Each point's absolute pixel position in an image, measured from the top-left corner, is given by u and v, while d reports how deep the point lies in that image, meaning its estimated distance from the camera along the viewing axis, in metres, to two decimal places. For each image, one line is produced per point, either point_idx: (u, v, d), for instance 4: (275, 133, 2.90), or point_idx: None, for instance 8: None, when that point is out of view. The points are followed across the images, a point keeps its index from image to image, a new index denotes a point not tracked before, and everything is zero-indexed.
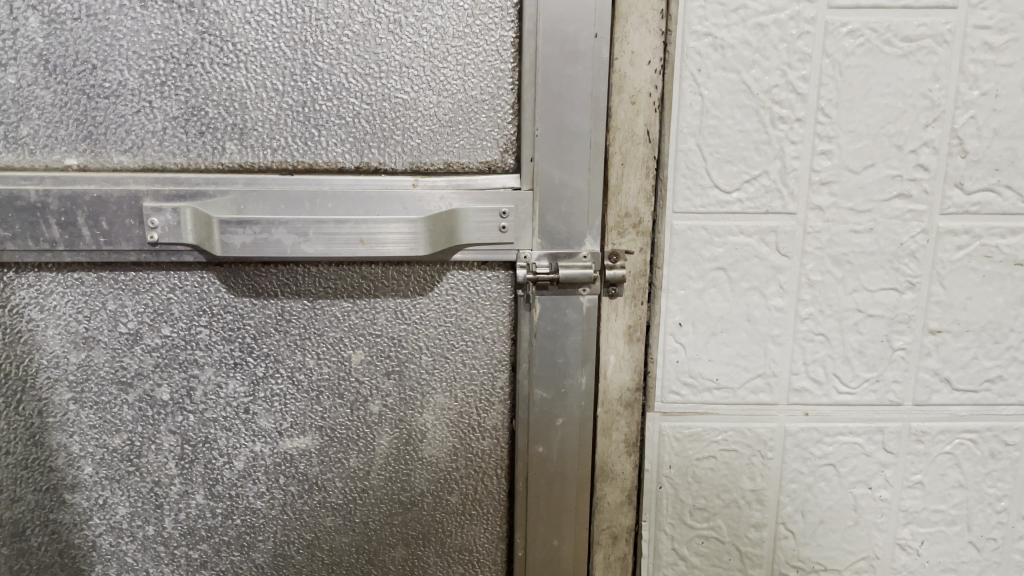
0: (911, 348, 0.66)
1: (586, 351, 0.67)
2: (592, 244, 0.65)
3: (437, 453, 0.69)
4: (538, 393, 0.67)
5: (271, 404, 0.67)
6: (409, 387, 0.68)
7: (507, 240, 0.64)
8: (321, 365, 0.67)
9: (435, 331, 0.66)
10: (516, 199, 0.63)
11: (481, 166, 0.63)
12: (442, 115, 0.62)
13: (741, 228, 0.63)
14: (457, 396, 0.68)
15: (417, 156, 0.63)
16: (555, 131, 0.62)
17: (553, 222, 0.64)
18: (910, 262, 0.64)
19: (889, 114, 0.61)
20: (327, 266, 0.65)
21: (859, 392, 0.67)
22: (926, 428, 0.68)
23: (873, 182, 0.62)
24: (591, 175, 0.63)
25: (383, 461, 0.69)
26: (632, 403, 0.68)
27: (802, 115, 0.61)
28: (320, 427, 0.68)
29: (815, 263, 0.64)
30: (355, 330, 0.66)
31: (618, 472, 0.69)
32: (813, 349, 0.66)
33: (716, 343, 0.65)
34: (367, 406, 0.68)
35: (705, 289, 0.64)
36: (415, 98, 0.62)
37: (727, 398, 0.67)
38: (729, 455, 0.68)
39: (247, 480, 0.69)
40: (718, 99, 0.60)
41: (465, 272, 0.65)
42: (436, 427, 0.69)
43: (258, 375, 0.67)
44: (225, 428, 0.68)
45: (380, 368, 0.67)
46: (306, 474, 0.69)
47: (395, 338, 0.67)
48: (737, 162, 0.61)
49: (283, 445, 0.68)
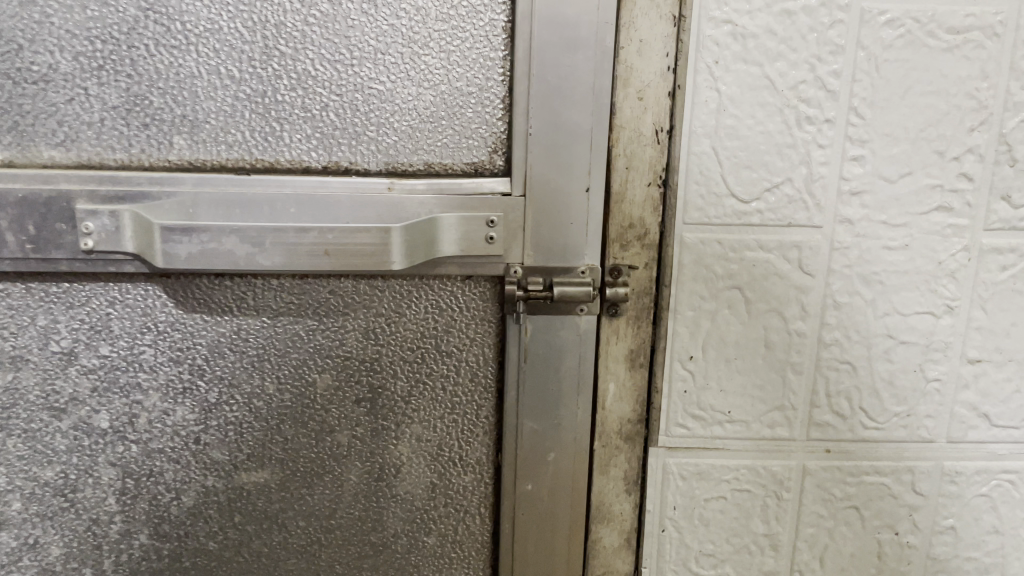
0: (946, 379, 0.59)
1: (584, 380, 0.59)
2: (591, 258, 0.57)
3: (413, 489, 0.62)
4: (529, 425, 0.59)
5: (224, 433, 0.59)
6: (381, 416, 0.60)
7: (495, 252, 0.56)
8: (282, 390, 0.59)
9: (412, 353, 0.59)
10: (507, 205, 0.55)
11: (467, 167, 0.56)
12: (422, 109, 0.54)
13: (760, 242, 0.56)
14: (436, 426, 0.60)
15: (393, 155, 0.55)
16: (551, 129, 0.54)
17: (548, 232, 0.56)
18: (948, 283, 0.57)
19: (930, 115, 0.54)
20: (290, 279, 0.57)
21: (888, 427, 0.59)
22: (960, 468, 0.60)
23: (910, 193, 0.55)
24: (591, 179, 0.55)
25: (352, 499, 0.61)
26: (633, 435, 0.60)
27: (832, 115, 0.53)
28: (281, 460, 0.60)
29: (842, 283, 0.56)
30: (321, 351, 0.58)
31: (616, 513, 0.62)
32: (838, 379, 0.58)
33: (729, 372, 0.58)
34: (334, 436, 0.60)
35: (717, 311, 0.57)
36: (390, 90, 0.54)
37: (740, 432, 0.59)
38: (740, 497, 0.61)
39: (198, 518, 0.61)
40: (738, 95, 0.53)
41: (446, 287, 0.58)
42: (412, 461, 0.61)
43: (211, 401, 0.59)
44: (173, 460, 0.60)
45: (349, 394, 0.59)
46: (264, 512, 0.61)
47: (367, 360, 0.59)
48: (757, 168, 0.54)
49: (238, 480, 0.60)
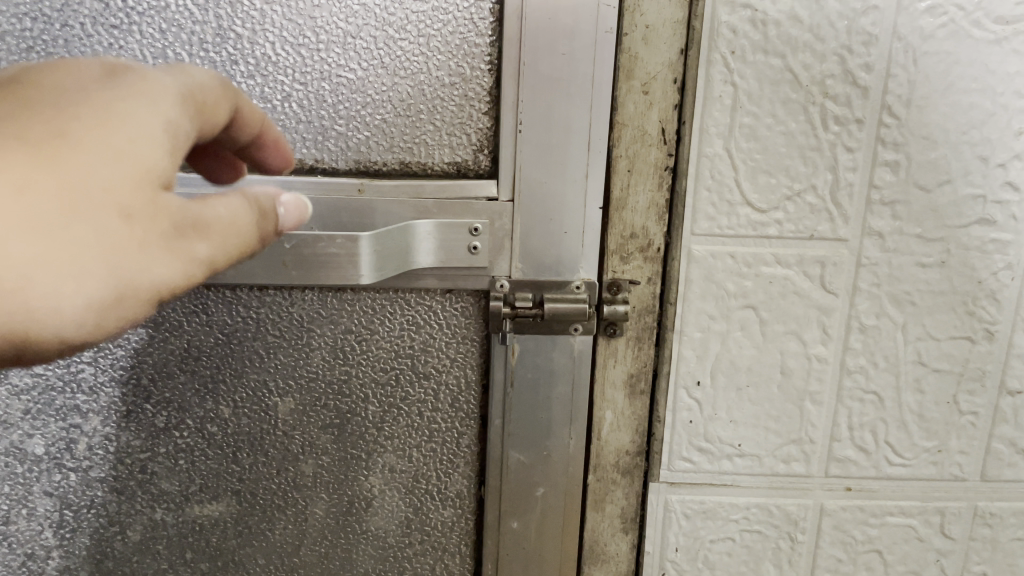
0: (983, 411, 0.52)
1: (577, 408, 0.53)
2: (587, 272, 0.50)
3: (386, 525, 0.55)
4: (516, 457, 0.53)
5: (174, 461, 0.53)
6: (350, 444, 0.54)
7: (478, 263, 0.50)
8: (239, 415, 0.53)
9: (384, 375, 0.52)
10: (493, 211, 0.49)
11: (448, 166, 0.49)
12: (397, 100, 0.48)
13: (777, 256, 0.49)
14: (411, 456, 0.54)
15: (364, 153, 0.49)
16: (543, 126, 0.47)
17: (538, 242, 0.50)
18: (988, 305, 0.50)
19: (974, 116, 0.47)
20: (247, 291, 0.50)
21: (916, 464, 0.53)
22: (995, 509, 0.54)
23: (948, 204, 0.49)
24: (589, 183, 0.49)
25: (317, 534, 0.55)
26: (632, 469, 0.54)
27: (862, 115, 0.47)
28: (237, 491, 0.54)
29: (869, 303, 0.50)
30: (282, 372, 0.52)
31: (612, 553, 0.56)
32: (862, 410, 0.52)
33: (740, 401, 0.52)
34: (297, 466, 0.54)
35: (728, 333, 0.51)
36: (361, 79, 0.47)
37: (751, 467, 0.53)
38: (750, 538, 0.54)
39: (145, 555, 0.55)
40: (756, 90, 0.47)
41: (425, 302, 0.51)
42: (385, 494, 0.55)
43: (158, 426, 0.52)
44: (116, 491, 0.53)
45: (314, 420, 0.53)
46: (219, 548, 0.55)
47: (334, 383, 0.52)
48: (776, 173, 0.48)
49: (189, 513, 0.54)
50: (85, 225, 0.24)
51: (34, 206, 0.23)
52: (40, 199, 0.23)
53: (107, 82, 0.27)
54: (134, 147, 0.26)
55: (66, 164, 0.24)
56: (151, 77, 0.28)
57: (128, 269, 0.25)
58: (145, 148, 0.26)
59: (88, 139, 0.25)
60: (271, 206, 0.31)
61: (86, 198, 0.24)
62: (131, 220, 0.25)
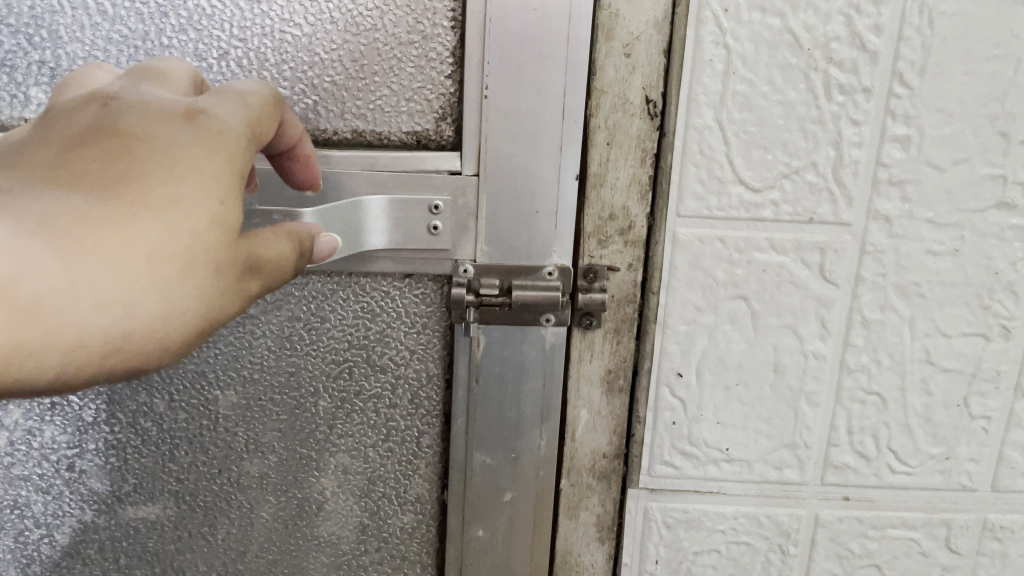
0: (995, 415, 0.47)
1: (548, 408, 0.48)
2: (561, 256, 0.45)
3: (339, 530, 0.50)
4: (480, 459, 0.48)
5: (104, 459, 0.49)
6: (300, 442, 0.49)
7: (440, 245, 0.45)
8: (177, 409, 0.48)
9: (337, 367, 0.47)
10: (455, 187, 0.44)
11: (406, 137, 0.44)
12: (348, 61, 0.43)
13: (772, 241, 0.44)
14: (366, 457, 0.49)
15: (311, 119, 0.43)
16: (512, 92, 0.42)
17: (507, 223, 0.44)
18: (1005, 298, 0.45)
19: (995, 86, 0.42)
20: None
21: (921, 472, 0.48)
22: (1006, 522, 0.50)
23: (964, 185, 0.43)
24: (563, 159, 0.43)
25: (265, 540, 0.50)
26: (609, 474, 0.49)
27: (870, 83, 0.42)
28: (175, 492, 0.49)
29: (873, 294, 0.45)
30: (222, 362, 0.47)
31: (586, 564, 0.51)
32: (863, 413, 0.47)
33: (728, 401, 0.47)
34: (241, 466, 0.49)
35: (716, 326, 0.46)
36: (308, 36, 0.42)
37: (740, 474, 0.48)
38: (737, 550, 0.50)
39: (74, 560, 0.51)
40: (751, 54, 0.41)
41: (383, 287, 0.46)
42: (338, 496, 0.50)
43: (86, 419, 0.48)
44: (41, 490, 0.49)
45: (259, 415, 0.48)
46: (156, 555, 0.50)
47: (280, 373, 0.48)
48: (772, 148, 0.43)
49: (123, 515, 0.50)
50: (191, 281, 0.28)
51: (157, 271, 0.27)
52: (159, 264, 0.27)
53: (191, 127, 0.30)
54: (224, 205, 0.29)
55: (175, 230, 0.27)
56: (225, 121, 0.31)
57: (216, 311, 0.29)
58: (232, 209, 0.29)
59: (190, 202, 0.28)
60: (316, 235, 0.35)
61: (192, 258, 0.28)
62: (220, 273, 0.29)
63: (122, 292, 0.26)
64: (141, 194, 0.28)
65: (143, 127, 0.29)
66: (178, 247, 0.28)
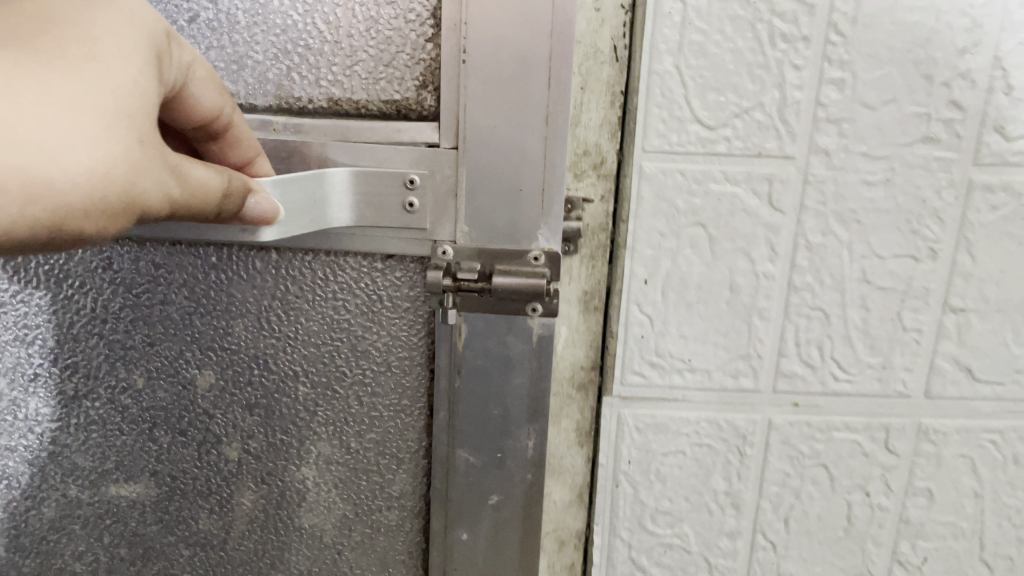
0: (926, 329, 0.54)
1: (521, 378, 0.55)
2: (548, 243, 0.51)
3: (319, 521, 0.60)
4: (464, 457, 0.56)
5: (85, 434, 0.59)
6: (276, 430, 0.58)
7: (419, 221, 0.52)
8: (158, 389, 0.58)
9: (310, 357, 0.56)
10: (431, 162, 0.51)
11: (384, 107, 0.51)
12: (323, 26, 0.50)
13: (726, 173, 0.51)
14: (339, 445, 0.58)
15: (286, 85, 0.51)
16: (502, 65, 0.48)
17: (495, 193, 0.51)
18: (932, 223, 0.52)
19: (918, 34, 0.48)
20: (158, 249, 0.55)
21: (861, 380, 0.55)
22: (940, 426, 0.56)
23: (893, 122, 0.50)
24: (548, 128, 0.49)
25: (245, 520, 0.60)
26: (586, 383, 0.56)
27: (809, 32, 0.48)
28: (156, 472, 0.60)
29: (816, 221, 0.52)
30: (202, 346, 0.57)
31: (567, 466, 0.58)
32: (808, 327, 0.54)
33: (689, 316, 0.54)
34: (223, 449, 0.59)
35: (678, 249, 0.52)
36: (281, 9, 0.50)
37: (701, 382, 0.55)
38: (700, 452, 0.56)
39: (59, 532, 0.61)
40: (705, 7, 0.47)
41: (370, 262, 0.54)
42: (316, 485, 0.59)
43: (70, 394, 0.58)
44: (28, 461, 0.60)
45: (239, 399, 0.58)
46: (138, 530, 0.61)
47: (260, 361, 0.57)
48: (724, 90, 0.49)
49: (106, 491, 0.60)
50: (116, 143, 0.32)
51: (81, 126, 0.31)
52: (83, 120, 0.31)
53: (118, 25, 0.35)
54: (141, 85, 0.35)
55: (102, 96, 0.32)
56: (150, 31, 0.37)
57: (137, 179, 0.33)
58: (149, 96, 0.35)
59: (116, 77, 0.33)
60: (241, 180, 0.42)
61: (117, 123, 0.33)
62: (144, 146, 0.34)
63: (45, 138, 0.30)
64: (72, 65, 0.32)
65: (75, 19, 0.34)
66: (99, 110, 0.32)
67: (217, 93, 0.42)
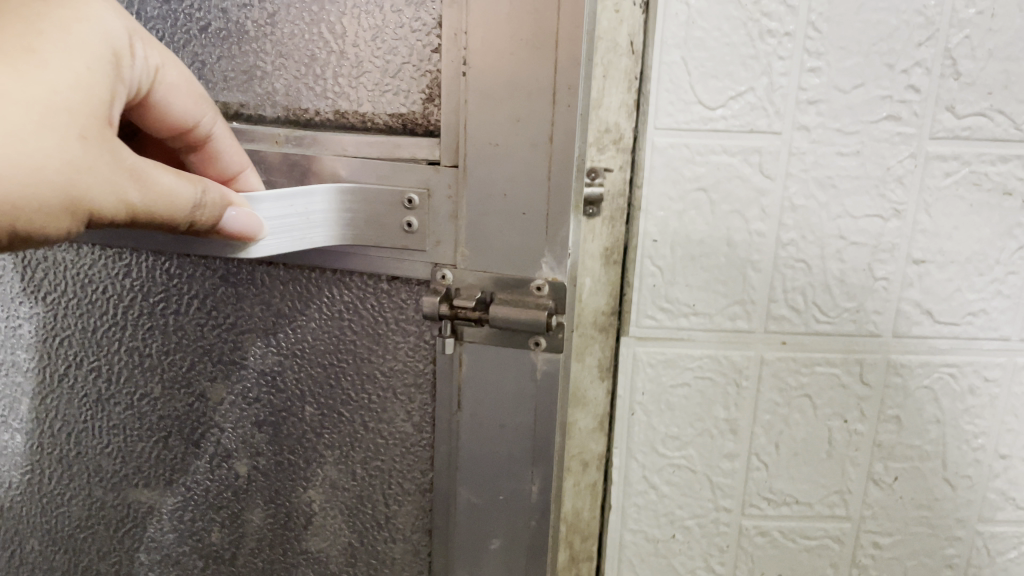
0: (893, 278, 0.64)
1: (524, 406, 0.61)
2: (551, 272, 0.57)
3: (324, 544, 0.69)
4: (465, 495, 0.64)
5: (115, 441, 0.71)
6: (285, 451, 0.67)
7: (417, 242, 0.59)
8: (178, 402, 0.68)
9: (315, 381, 0.65)
10: (428, 185, 0.58)
11: (387, 121, 0.58)
12: (328, 38, 0.57)
13: (724, 146, 0.61)
14: (341, 469, 0.67)
15: (296, 102, 0.59)
16: (506, 87, 0.54)
17: (496, 212, 0.57)
18: (896, 188, 0.62)
19: (882, 30, 0.58)
20: (192, 263, 0.65)
21: (839, 321, 0.65)
22: (905, 360, 0.66)
23: (862, 103, 0.60)
24: (546, 150, 0.54)
25: (258, 534, 0.70)
26: (607, 326, 0.66)
27: (792, 29, 0.58)
28: (178, 485, 0.70)
29: (799, 186, 0.62)
30: (218, 361, 0.66)
31: (590, 398, 0.68)
32: (794, 276, 0.64)
33: (694, 268, 0.64)
34: (235, 465, 0.68)
35: (684, 211, 0.63)
36: (288, 20, 0.57)
37: (704, 323, 0.65)
38: (703, 384, 0.67)
39: (89, 527, 0.74)
40: (706, 9, 0.58)
41: (378, 285, 0.61)
42: (324, 508, 0.68)
43: (105, 397, 0.70)
44: (76, 462, 0.73)
45: (251, 415, 0.67)
46: (166, 540, 0.72)
47: (270, 380, 0.66)
48: (722, 77, 0.59)
49: (129, 495, 0.72)
50: (36, 139, 0.40)
51: (25, 129, 0.39)
52: (18, 122, 0.39)
53: (65, 31, 0.42)
54: (91, 88, 0.42)
55: (74, 105, 0.41)
56: (107, 34, 0.44)
57: (51, 174, 0.41)
58: (100, 98, 0.43)
59: (63, 79, 0.41)
60: (228, 194, 0.51)
61: (41, 122, 0.40)
62: (84, 143, 0.42)
63: None
64: (22, 69, 0.40)
65: (39, 27, 0.42)
66: (55, 112, 0.40)
67: (190, 100, 0.51)
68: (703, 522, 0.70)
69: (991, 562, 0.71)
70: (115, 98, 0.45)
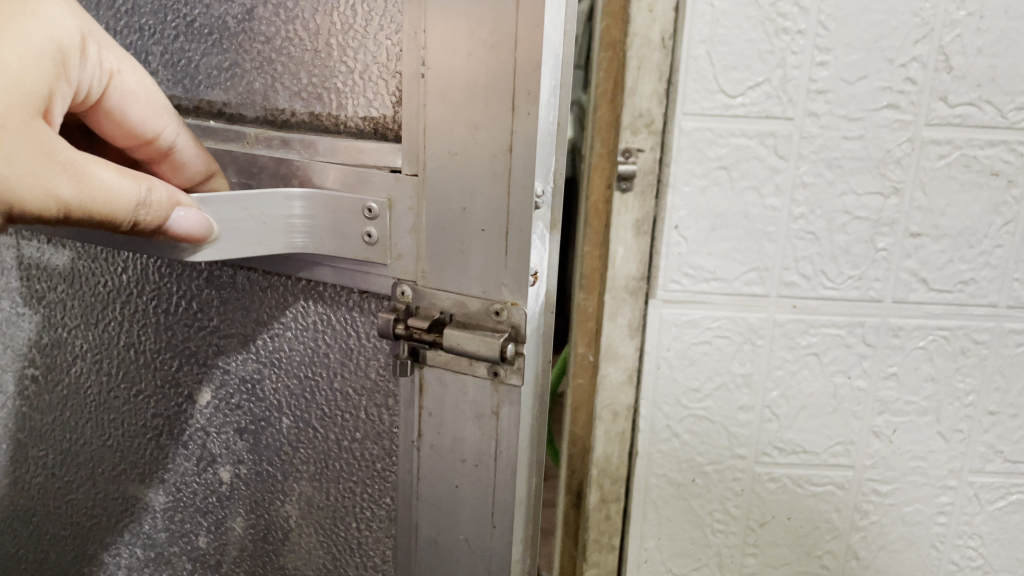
0: (892, 250, 0.72)
1: (486, 447, 0.56)
2: (511, 297, 0.52)
3: (302, 558, 0.67)
4: (428, 525, 0.60)
5: (119, 438, 0.72)
6: (263, 458, 0.66)
7: (375, 252, 0.54)
8: (173, 404, 0.68)
9: (291, 394, 0.63)
10: (390, 190, 0.53)
11: (365, 124, 0.54)
12: (305, 33, 0.54)
13: (743, 130, 0.70)
14: (317, 487, 0.64)
15: (272, 102, 0.57)
16: (464, 86, 0.49)
17: (449, 226, 0.52)
18: (895, 168, 0.70)
19: (882, 29, 0.67)
20: (179, 263, 0.64)
21: (844, 287, 0.73)
22: (903, 323, 0.74)
23: (865, 93, 0.68)
24: (500, 160, 0.49)
25: (239, 542, 0.69)
26: (637, 290, 0.75)
27: (804, 27, 0.67)
28: (174, 479, 0.70)
29: (809, 166, 0.70)
30: (206, 366, 0.66)
31: (622, 353, 0.76)
32: (804, 247, 0.73)
33: (715, 238, 0.73)
34: (218, 469, 0.68)
35: (706, 187, 0.71)
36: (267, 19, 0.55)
37: (723, 288, 0.74)
38: (722, 342, 0.75)
39: (105, 514, 0.76)
40: (728, 10, 0.67)
41: (347, 305, 0.58)
42: (300, 520, 0.66)
43: (111, 393, 0.71)
44: (87, 450, 0.75)
45: (231, 423, 0.66)
46: (163, 529, 0.73)
47: (247, 386, 0.64)
48: (742, 69, 0.68)
49: (133, 489, 0.73)
50: None
51: None
52: None
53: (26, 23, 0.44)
54: (22, 75, 0.43)
55: None
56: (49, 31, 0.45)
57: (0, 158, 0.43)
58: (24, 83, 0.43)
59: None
60: (163, 193, 0.47)
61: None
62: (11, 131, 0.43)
63: None
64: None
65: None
66: None
67: (149, 111, 0.52)
68: (720, 467, 0.79)
69: (981, 510, 0.79)
70: (54, 93, 0.45)
